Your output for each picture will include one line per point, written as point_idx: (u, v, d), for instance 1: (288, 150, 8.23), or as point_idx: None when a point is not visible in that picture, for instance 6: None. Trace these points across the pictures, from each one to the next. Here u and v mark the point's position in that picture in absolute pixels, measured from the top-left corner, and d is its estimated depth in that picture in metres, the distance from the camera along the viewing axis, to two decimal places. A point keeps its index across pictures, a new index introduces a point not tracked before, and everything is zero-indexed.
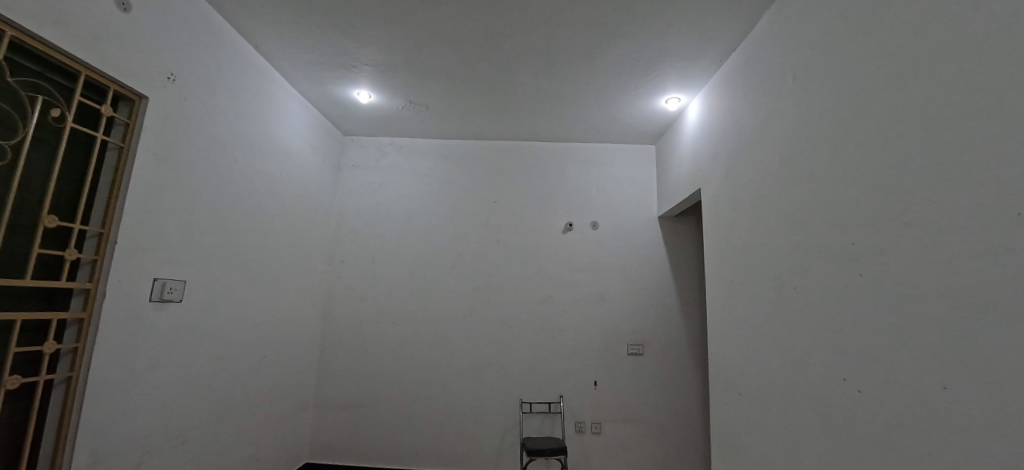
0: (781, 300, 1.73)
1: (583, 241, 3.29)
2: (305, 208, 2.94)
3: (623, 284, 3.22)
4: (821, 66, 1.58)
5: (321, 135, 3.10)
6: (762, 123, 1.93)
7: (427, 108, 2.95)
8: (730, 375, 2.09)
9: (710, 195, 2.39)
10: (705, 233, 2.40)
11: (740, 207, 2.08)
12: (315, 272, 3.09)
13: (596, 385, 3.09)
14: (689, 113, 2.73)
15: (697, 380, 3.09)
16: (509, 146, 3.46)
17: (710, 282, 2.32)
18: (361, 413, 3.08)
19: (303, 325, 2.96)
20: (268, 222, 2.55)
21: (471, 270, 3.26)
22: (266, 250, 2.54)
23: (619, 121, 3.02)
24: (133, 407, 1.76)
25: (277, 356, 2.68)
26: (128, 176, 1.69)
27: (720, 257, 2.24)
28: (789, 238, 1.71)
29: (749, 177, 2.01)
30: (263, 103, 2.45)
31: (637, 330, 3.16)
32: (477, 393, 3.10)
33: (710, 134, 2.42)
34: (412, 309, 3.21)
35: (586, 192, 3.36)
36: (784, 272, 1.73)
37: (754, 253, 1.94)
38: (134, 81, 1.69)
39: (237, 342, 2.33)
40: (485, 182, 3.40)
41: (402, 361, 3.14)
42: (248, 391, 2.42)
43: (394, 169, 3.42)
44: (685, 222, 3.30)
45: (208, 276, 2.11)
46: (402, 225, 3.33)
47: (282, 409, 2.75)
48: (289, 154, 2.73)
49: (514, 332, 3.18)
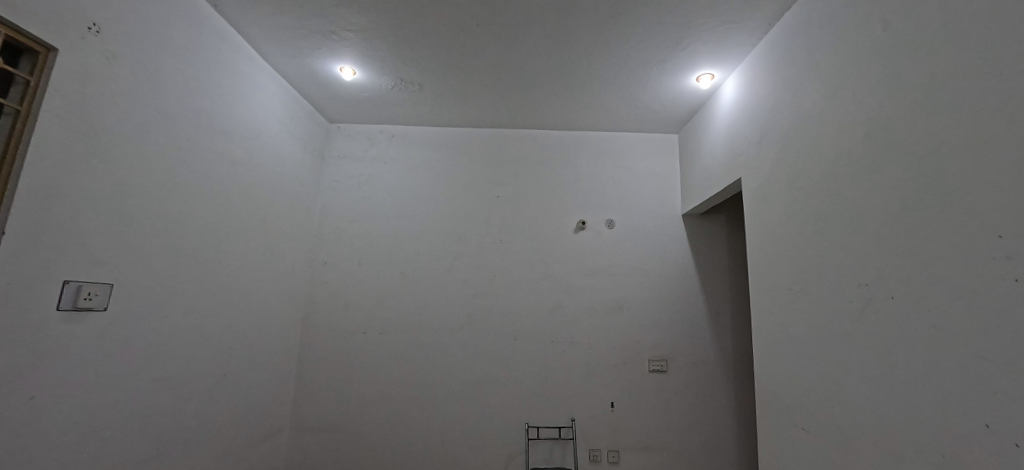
0: (870, 313, 1.35)
1: (597, 241, 2.90)
2: (279, 202, 2.57)
3: (643, 292, 2.83)
4: (930, 7, 1.22)
5: (299, 119, 2.73)
6: (831, 93, 1.56)
7: (420, 88, 2.58)
8: (789, 404, 1.71)
9: (754, 187, 2.03)
10: (749, 231, 2.04)
11: (800, 198, 1.71)
12: (293, 276, 2.71)
13: (613, 407, 2.69)
14: (724, 92, 2.35)
15: (729, 401, 2.69)
16: (514, 134, 3.08)
17: (757, 290, 1.95)
18: (344, 438, 2.68)
19: (277, 336, 2.57)
20: (232, 216, 2.18)
21: (471, 273, 2.88)
22: (228, 249, 2.16)
23: (640, 104, 2.65)
24: (37, 444, 1.38)
25: (242, 374, 2.30)
26: (26, 149, 1.34)
27: (770, 259, 1.88)
28: (878, 232, 1.34)
29: (812, 160, 1.65)
30: (225, 75, 2.09)
31: (660, 343, 2.76)
32: (477, 415, 2.70)
33: (753, 114, 2.06)
34: (403, 318, 2.82)
35: (601, 186, 2.98)
36: (872, 276, 1.36)
37: (821, 252, 1.58)
38: (36, 27, 1.34)
39: (189, 357, 1.95)
40: (488, 174, 3.02)
41: (391, 378, 2.75)
42: (202, 418, 2.03)
43: (384, 159, 3.04)
44: (715, 220, 2.91)
45: (149, 277, 1.74)
46: (393, 222, 2.95)
47: (249, 436, 2.35)
48: (258, 137, 2.35)
49: (520, 345, 2.78)
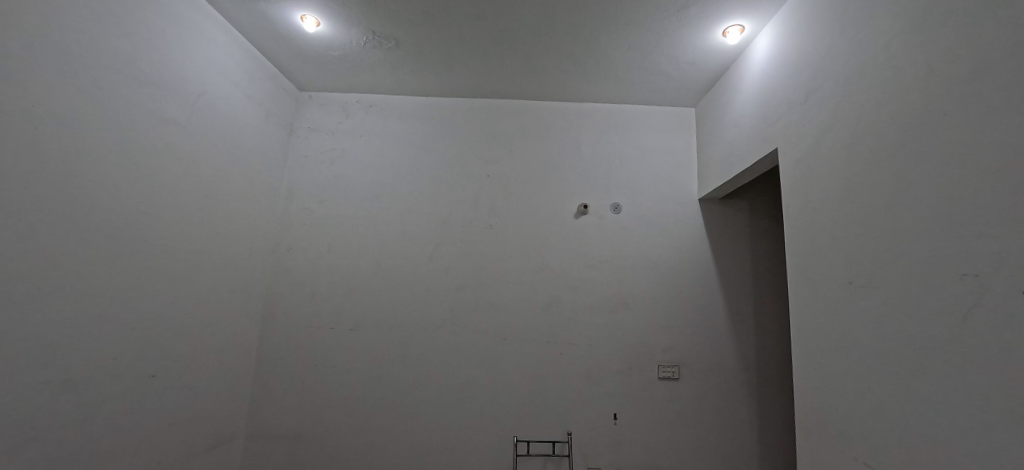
0: (982, 314, 1.02)
1: (601, 228, 2.53)
2: (232, 175, 2.21)
3: (653, 287, 2.46)
4: None
5: (259, 82, 2.37)
6: (918, 25, 1.19)
7: (396, 44, 2.21)
8: (844, 428, 1.36)
9: (793, 157, 1.67)
10: (786, 211, 1.68)
11: (862, 167, 1.34)
12: (249, 261, 2.35)
13: (616, 419, 2.32)
14: (756, 49, 1.97)
15: (751, 415, 2.32)
16: (508, 105, 2.70)
17: (798, 282, 1.59)
18: (306, 449, 2.33)
19: (228, 331, 2.22)
20: (165, 186, 1.83)
21: (455, 263, 2.51)
22: (159, 225, 1.81)
23: (654, 68, 2.27)
24: None
25: (181, 376, 1.94)
26: None
27: (818, 246, 1.51)
28: (996, 207, 1.00)
29: (880, 116, 1.28)
30: (149, 13, 1.73)
31: (671, 346, 2.39)
32: (459, 426, 2.34)
33: (794, 70, 1.69)
34: (377, 313, 2.46)
35: (606, 165, 2.61)
36: (986, 266, 1.01)
37: (894, 232, 1.22)
38: None
39: (103, 356, 1.61)
40: (477, 151, 2.65)
41: (360, 381, 2.39)
42: (122, 429, 1.69)
43: (360, 132, 2.68)
44: (737, 206, 2.53)
45: (33, 252, 1.39)
46: (369, 203, 2.58)
47: (191, 446, 2.01)
48: (201, 95, 1.99)
49: (510, 345, 2.42)
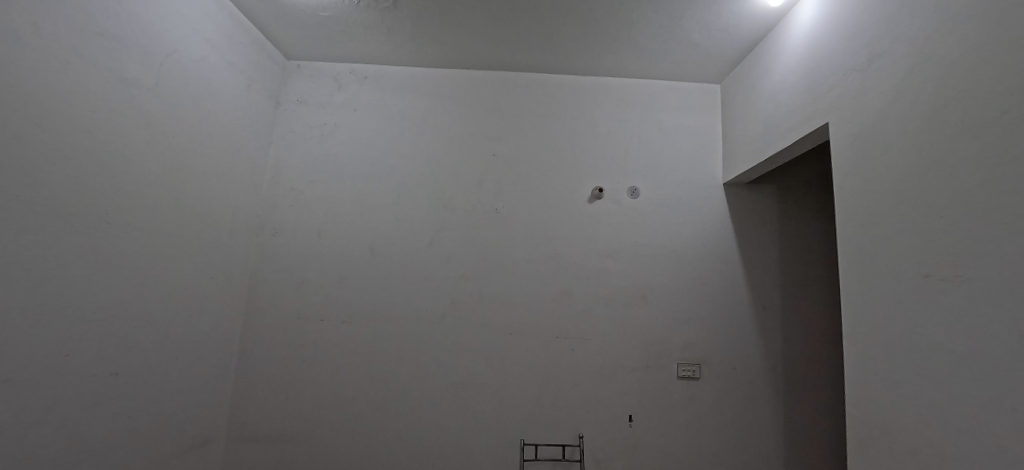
0: None
1: (616, 214, 2.32)
2: (209, 149, 1.97)
3: (673, 279, 2.26)
4: None
5: (239, 46, 2.12)
6: None
7: (393, 3, 1.96)
8: (920, 442, 1.18)
9: (848, 132, 1.46)
10: (838, 194, 1.48)
11: (947, 141, 1.15)
12: (229, 246, 2.12)
13: (631, 421, 2.15)
14: (801, 12, 1.75)
15: (777, 418, 2.15)
16: (517, 79, 2.47)
17: (852, 273, 1.40)
18: (292, 453, 2.13)
19: (205, 323, 2.00)
20: (128, 158, 1.59)
21: (457, 251, 2.30)
22: (122, 203, 1.58)
23: (681, 36, 2.05)
24: None
25: (150, 373, 1.73)
26: None
27: (882, 235, 1.32)
28: None
29: (980, 77, 1.08)
30: None
31: (692, 343, 2.20)
32: (461, 428, 2.15)
33: (851, 31, 1.48)
34: (371, 304, 2.25)
35: (623, 145, 2.39)
36: None
37: (994, 217, 1.04)
38: None
39: (54, 353, 1.39)
40: (483, 128, 2.42)
41: (353, 378, 2.19)
42: (82, 436, 1.48)
43: (354, 105, 2.44)
44: (764, 192, 2.33)
45: None
46: (363, 183, 2.36)
47: (163, 453, 1.80)
48: (171, 55, 1.74)
49: (516, 340, 2.22)
